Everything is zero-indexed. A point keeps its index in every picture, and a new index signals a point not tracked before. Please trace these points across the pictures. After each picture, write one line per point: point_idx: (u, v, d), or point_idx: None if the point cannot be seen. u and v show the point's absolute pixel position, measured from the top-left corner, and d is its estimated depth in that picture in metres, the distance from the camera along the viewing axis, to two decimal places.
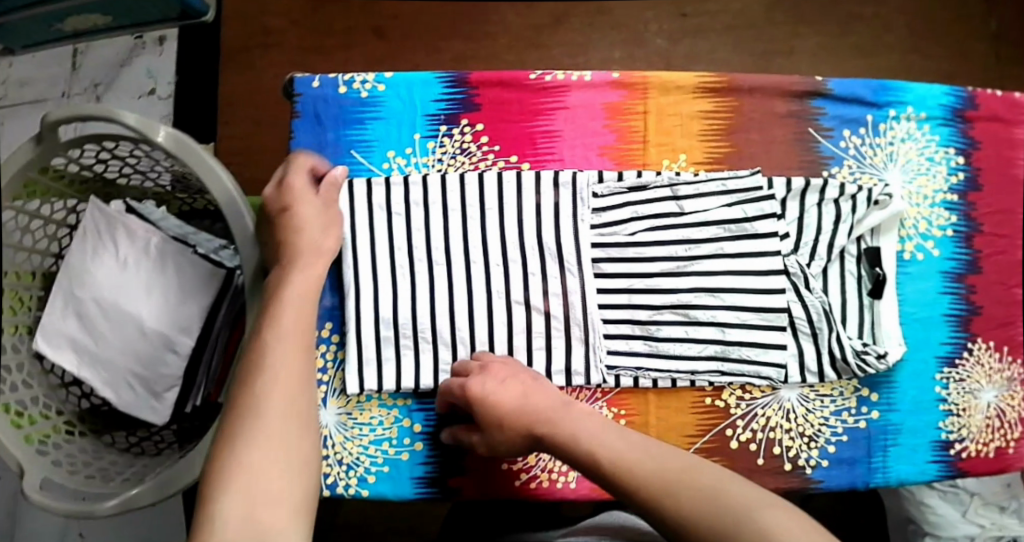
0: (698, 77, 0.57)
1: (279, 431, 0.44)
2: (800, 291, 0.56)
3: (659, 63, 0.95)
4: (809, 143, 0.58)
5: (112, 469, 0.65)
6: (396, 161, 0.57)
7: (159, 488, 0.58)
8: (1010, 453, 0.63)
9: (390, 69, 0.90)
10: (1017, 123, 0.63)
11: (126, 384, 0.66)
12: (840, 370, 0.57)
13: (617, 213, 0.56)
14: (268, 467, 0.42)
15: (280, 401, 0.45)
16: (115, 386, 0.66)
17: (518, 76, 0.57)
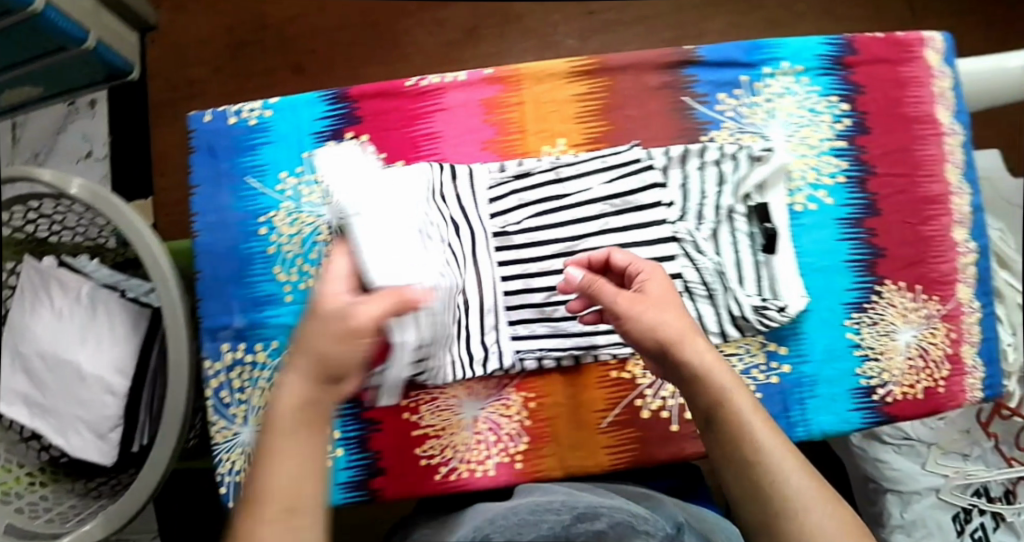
0: (569, 62, 0.59)
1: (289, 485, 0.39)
2: (692, 256, 0.57)
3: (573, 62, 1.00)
4: (686, 111, 0.59)
5: (71, 512, 0.69)
6: (288, 182, 0.59)
7: (107, 522, 0.63)
8: (941, 393, 0.62)
9: None
10: (903, 62, 0.62)
11: (74, 429, 0.68)
12: (742, 327, 0.58)
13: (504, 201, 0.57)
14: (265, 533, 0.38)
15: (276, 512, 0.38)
16: (64, 431, 0.68)
17: (393, 85, 0.59)
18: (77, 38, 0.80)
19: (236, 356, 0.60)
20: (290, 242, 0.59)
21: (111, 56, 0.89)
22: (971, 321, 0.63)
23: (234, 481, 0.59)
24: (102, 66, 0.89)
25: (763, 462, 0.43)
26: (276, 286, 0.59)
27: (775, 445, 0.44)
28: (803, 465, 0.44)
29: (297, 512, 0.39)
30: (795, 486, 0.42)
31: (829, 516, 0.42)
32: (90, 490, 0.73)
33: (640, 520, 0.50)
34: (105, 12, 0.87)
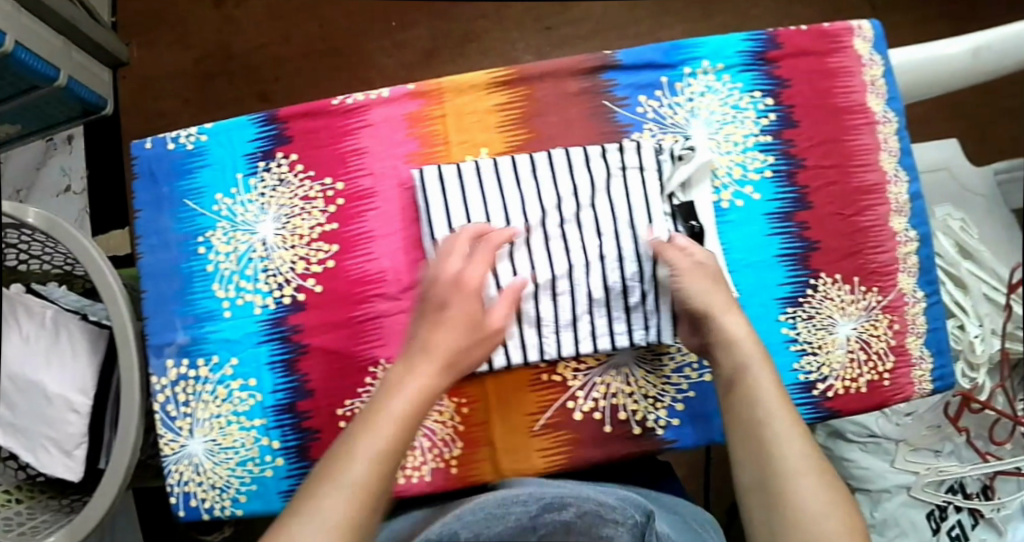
0: (488, 73, 0.60)
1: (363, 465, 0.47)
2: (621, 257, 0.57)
3: None
4: (605, 115, 0.60)
5: (42, 527, 0.67)
6: (224, 203, 0.62)
7: (72, 531, 0.64)
8: (886, 386, 0.61)
9: None
10: (830, 53, 0.61)
11: (42, 447, 0.69)
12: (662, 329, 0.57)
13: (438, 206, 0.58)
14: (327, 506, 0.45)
15: (355, 486, 0.46)
16: (34, 449, 0.69)
17: (320, 104, 0.61)
18: (48, 78, 0.83)
19: (179, 372, 0.61)
20: (227, 260, 0.61)
21: (86, 93, 0.94)
22: (915, 311, 0.62)
23: (183, 491, 0.60)
24: (79, 103, 0.94)
25: (769, 428, 0.50)
26: (215, 303, 0.61)
27: (783, 418, 0.50)
28: (807, 440, 0.50)
29: (357, 502, 0.45)
30: (789, 458, 0.48)
31: (828, 485, 0.47)
32: (65, 506, 0.71)
33: (606, 509, 0.48)
34: (76, 52, 0.91)
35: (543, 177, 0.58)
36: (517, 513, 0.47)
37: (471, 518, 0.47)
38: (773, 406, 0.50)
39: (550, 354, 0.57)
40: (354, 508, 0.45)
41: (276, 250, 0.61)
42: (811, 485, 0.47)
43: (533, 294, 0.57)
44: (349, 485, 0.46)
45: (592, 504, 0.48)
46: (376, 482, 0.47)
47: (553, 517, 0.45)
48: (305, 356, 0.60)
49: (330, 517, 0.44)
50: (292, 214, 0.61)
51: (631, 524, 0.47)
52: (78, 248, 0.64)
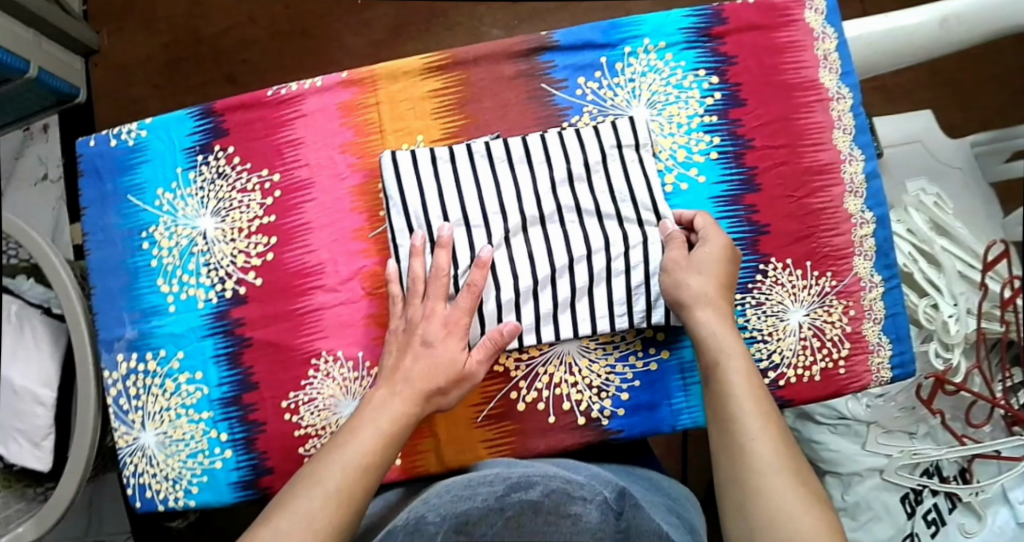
0: (422, 58, 0.59)
1: (340, 472, 0.48)
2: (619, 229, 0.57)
3: None
4: (543, 99, 0.59)
5: (15, 516, 0.69)
6: (165, 197, 0.61)
7: (40, 522, 0.64)
8: (841, 375, 0.59)
9: None
10: (777, 29, 0.60)
11: (13, 440, 0.70)
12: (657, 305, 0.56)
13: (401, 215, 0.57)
14: (301, 509, 0.46)
15: (338, 491, 0.47)
16: (5, 442, 0.70)
17: (256, 95, 0.60)
18: (16, 68, 0.81)
19: (129, 366, 0.61)
20: (170, 255, 0.61)
21: (59, 83, 0.93)
22: (872, 297, 0.59)
23: (138, 483, 0.61)
24: (51, 92, 0.92)
25: (741, 427, 0.48)
26: (160, 297, 0.61)
27: (757, 414, 0.49)
28: (781, 437, 0.48)
29: (333, 512, 0.46)
30: (762, 454, 0.47)
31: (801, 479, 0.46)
32: (40, 495, 0.73)
33: (574, 486, 0.38)
34: (46, 41, 0.89)
35: (503, 166, 0.57)
36: (485, 494, 0.38)
37: (434, 501, 0.40)
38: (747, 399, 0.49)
39: (546, 339, 0.56)
40: (333, 513, 0.46)
41: (217, 243, 0.60)
42: (784, 482, 0.45)
43: (526, 282, 0.56)
44: (325, 493, 0.47)
45: (559, 481, 0.40)
46: (355, 491, 0.48)
47: (519, 496, 0.35)
48: (249, 349, 0.60)
49: (315, 520, 0.46)
50: (231, 207, 0.60)
51: (603, 501, 0.37)
52: (34, 247, 0.65)
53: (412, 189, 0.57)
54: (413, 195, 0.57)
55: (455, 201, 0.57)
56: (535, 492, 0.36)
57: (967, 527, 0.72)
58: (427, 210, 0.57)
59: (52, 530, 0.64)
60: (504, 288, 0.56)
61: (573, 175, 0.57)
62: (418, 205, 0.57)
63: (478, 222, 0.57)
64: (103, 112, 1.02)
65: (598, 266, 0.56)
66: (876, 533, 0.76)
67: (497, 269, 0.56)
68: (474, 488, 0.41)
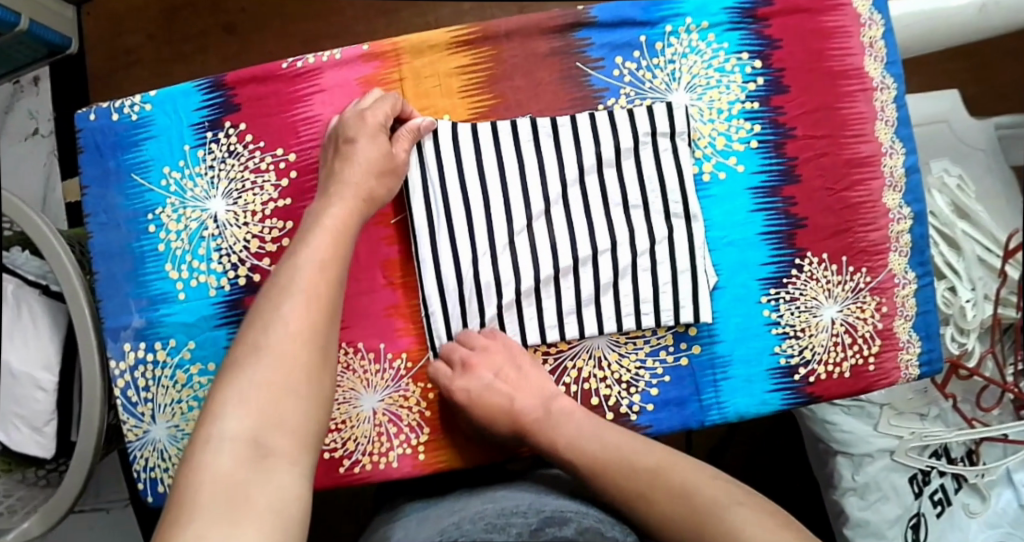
0: (449, 31, 0.55)
1: (309, 279, 0.49)
2: (650, 220, 0.55)
3: (511, 9, 0.98)
4: (579, 79, 0.56)
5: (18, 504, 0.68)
6: (172, 177, 0.58)
7: (44, 516, 0.62)
8: (871, 371, 0.58)
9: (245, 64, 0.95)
10: (824, 10, 0.57)
11: (13, 425, 0.68)
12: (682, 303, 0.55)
13: (423, 211, 0.54)
14: (274, 318, 0.48)
15: (309, 292, 0.49)
16: (5, 427, 0.68)
17: (269, 68, 0.56)
18: (7, 22, 0.73)
19: (137, 356, 0.58)
20: (179, 239, 0.58)
21: (49, 35, 0.85)
22: (905, 294, 0.58)
23: (149, 478, 0.59)
24: (41, 44, 0.85)
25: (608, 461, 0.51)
26: (169, 284, 0.58)
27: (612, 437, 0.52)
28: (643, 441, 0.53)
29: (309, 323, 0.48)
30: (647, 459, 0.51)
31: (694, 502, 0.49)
32: (41, 479, 0.72)
33: (606, 526, 0.40)
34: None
35: (535, 156, 0.55)
36: (519, 525, 0.38)
37: (468, 528, 0.39)
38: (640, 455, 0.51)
39: (573, 334, 0.55)
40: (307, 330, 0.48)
41: (229, 227, 0.57)
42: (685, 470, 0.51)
43: (554, 275, 0.54)
44: (298, 296, 0.48)
45: (592, 521, 0.40)
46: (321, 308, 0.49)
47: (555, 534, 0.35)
48: None
49: (291, 325, 0.48)
50: (243, 189, 0.57)
51: None
52: (29, 226, 0.60)
53: (438, 183, 0.54)
54: (440, 184, 0.54)
55: (483, 192, 0.54)
56: (571, 529, 0.37)
57: (971, 508, 0.73)
58: (450, 198, 0.54)
59: (58, 523, 0.62)
60: (527, 279, 0.54)
61: (605, 163, 0.55)
62: (441, 195, 0.54)
63: (504, 208, 0.54)
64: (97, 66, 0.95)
65: (629, 260, 0.55)
66: (885, 514, 0.73)
67: (517, 260, 0.54)
68: (509, 516, 0.41)
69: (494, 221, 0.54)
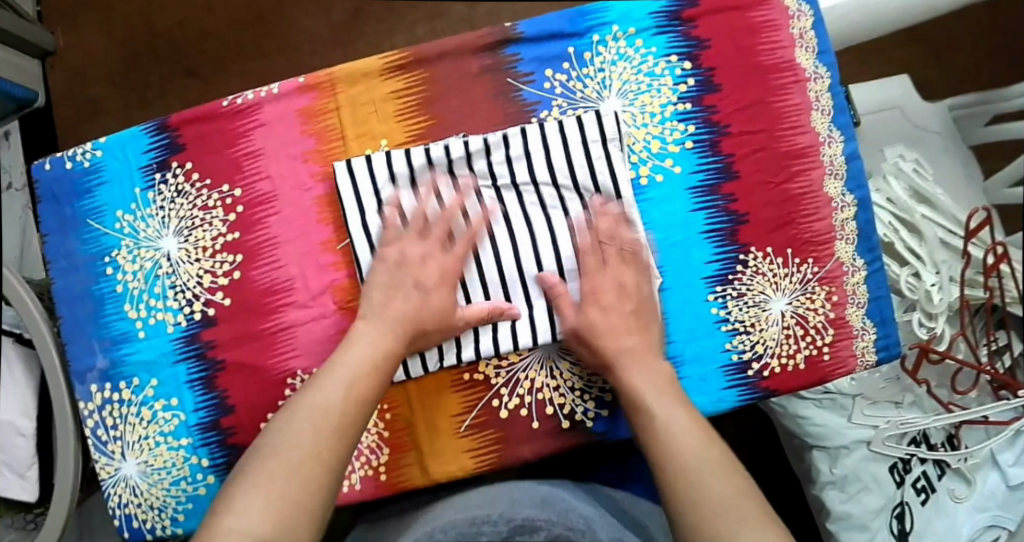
0: (381, 58, 0.57)
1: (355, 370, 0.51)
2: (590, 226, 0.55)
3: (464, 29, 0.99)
4: (511, 94, 0.57)
5: None
6: (125, 220, 0.59)
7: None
8: (825, 361, 0.58)
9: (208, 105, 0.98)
10: (751, 7, 0.58)
11: None
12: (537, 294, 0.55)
13: (362, 238, 0.56)
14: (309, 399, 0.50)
15: (350, 382, 0.51)
16: None
17: (210, 107, 0.58)
18: None
19: (105, 396, 0.59)
20: (136, 279, 0.59)
21: (15, 90, 0.86)
22: (854, 282, 0.58)
23: (123, 513, 0.59)
24: (7, 99, 0.85)
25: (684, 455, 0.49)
26: (129, 324, 0.59)
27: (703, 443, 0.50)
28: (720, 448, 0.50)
29: (334, 430, 0.49)
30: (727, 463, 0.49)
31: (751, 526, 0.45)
32: (30, 522, 0.72)
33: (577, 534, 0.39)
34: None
35: (471, 173, 0.56)
36: (488, 534, 0.40)
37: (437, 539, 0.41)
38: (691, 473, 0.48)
39: (524, 344, 0.55)
40: (330, 437, 0.49)
41: (182, 264, 0.59)
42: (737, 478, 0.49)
43: (501, 285, 0.55)
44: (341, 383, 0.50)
45: (563, 529, 0.40)
46: (353, 418, 0.50)
47: None
48: (223, 372, 0.58)
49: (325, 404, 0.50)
50: (194, 226, 0.58)
51: None
52: None
53: (375, 207, 0.56)
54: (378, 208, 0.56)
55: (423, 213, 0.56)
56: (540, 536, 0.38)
57: (957, 493, 0.72)
58: (390, 222, 0.55)
59: None
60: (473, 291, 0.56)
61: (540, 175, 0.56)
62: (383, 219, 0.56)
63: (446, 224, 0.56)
64: (65, 117, 0.98)
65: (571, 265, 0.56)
66: (867, 505, 0.72)
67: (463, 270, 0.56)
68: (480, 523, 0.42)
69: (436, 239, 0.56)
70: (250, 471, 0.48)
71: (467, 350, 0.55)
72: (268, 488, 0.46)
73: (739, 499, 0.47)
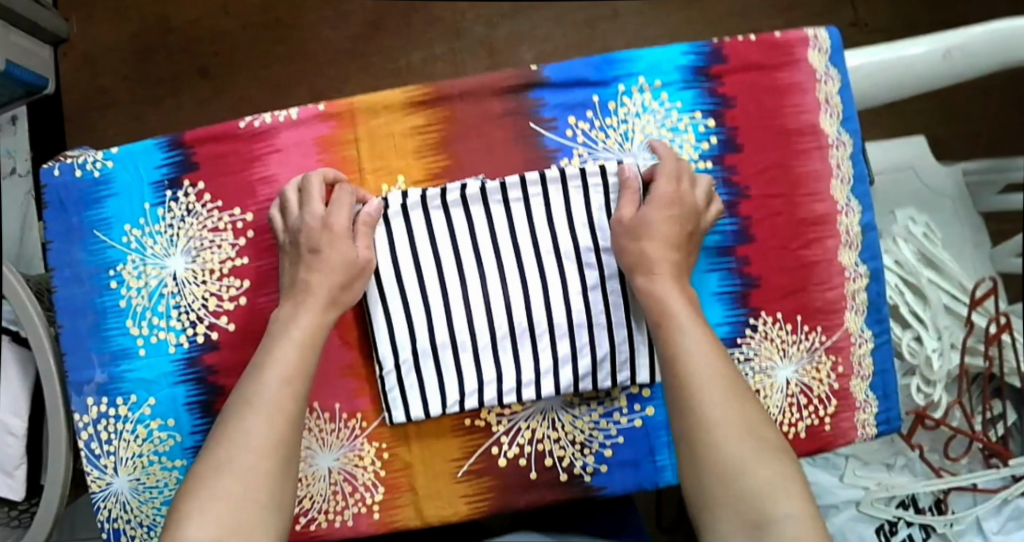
0: (404, 92, 0.56)
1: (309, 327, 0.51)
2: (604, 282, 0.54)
3: (483, 50, 0.98)
4: (532, 139, 0.56)
5: None
6: (133, 234, 0.58)
7: None
8: (827, 431, 0.58)
9: (220, 106, 0.97)
10: (780, 69, 0.57)
11: None
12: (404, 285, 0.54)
13: (376, 298, 0.54)
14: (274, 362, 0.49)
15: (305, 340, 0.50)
16: None
17: (227, 127, 0.57)
18: None
19: (100, 409, 0.58)
20: (139, 295, 0.58)
21: (27, 76, 0.85)
22: (861, 353, 0.58)
23: (111, 528, 0.58)
24: (17, 85, 0.84)
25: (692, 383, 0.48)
26: (130, 339, 0.58)
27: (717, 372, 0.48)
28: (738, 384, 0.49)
29: (279, 423, 0.47)
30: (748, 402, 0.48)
31: (762, 460, 0.45)
32: (13, 519, 0.70)
33: None
34: (14, 32, 0.81)
35: (484, 217, 0.54)
36: None
37: None
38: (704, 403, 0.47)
39: (528, 395, 0.55)
40: (282, 428, 0.47)
41: (188, 284, 0.58)
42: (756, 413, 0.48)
43: (509, 332, 0.54)
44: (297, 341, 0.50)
45: None
46: (291, 405, 0.48)
47: None
48: (222, 396, 0.58)
49: (285, 363, 0.49)
50: (202, 247, 0.57)
51: None
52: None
53: (391, 272, 0.54)
54: (389, 253, 0.54)
55: (436, 268, 0.54)
56: None
57: None
58: (400, 268, 0.54)
59: None
60: (480, 336, 0.54)
61: (559, 224, 0.54)
62: (396, 265, 0.54)
63: (455, 269, 0.54)
64: (74, 106, 0.96)
65: (581, 319, 0.54)
66: None
67: (471, 323, 0.54)
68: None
69: (445, 285, 0.54)
70: (205, 479, 0.44)
71: (470, 397, 0.54)
72: (229, 494, 0.44)
73: (754, 429, 0.47)
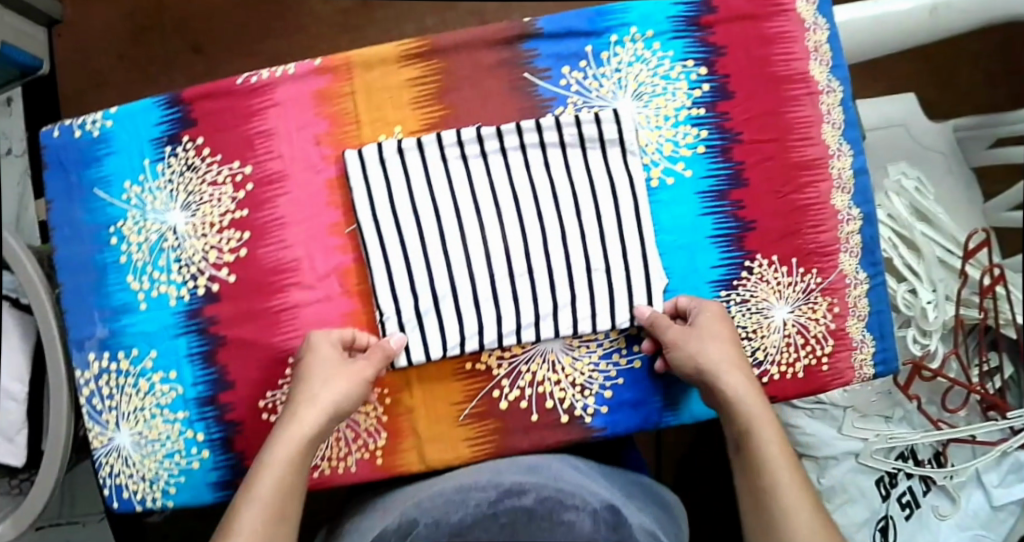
0: (399, 45, 0.57)
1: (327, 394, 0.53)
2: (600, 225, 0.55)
3: (472, 21, 1.00)
4: (526, 89, 0.57)
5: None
6: (132, 191, 0.59)
7: (17, 519, 0.60)
8: (824, 371, 0.58)
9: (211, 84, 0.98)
10: (768, 18, 0.58)
11: None
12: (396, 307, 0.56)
13: (376, 244, 0.55)
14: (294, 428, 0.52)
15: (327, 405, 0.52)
16: None
17: (225, 83, 0.57)
18: None
19: (101, 365, 0.59)
20: (139, 251, 0.59)
21: (23, 57, 0.85)
22: (857, 294, 0.59)
23: (115, 483, 0.59)
24: (14, 65, 0.84)
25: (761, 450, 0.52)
26: (130, 295, 0.59)
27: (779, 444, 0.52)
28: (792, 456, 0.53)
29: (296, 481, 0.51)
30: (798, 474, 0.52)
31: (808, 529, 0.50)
32: (14, 487, 0.69)
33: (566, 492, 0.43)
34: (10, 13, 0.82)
35: (481, 165, 0.55)
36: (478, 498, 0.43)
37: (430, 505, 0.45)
38: (779, 450, 0.52)
39: (527, 338, 0.56)
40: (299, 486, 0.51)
41: (188, 238, 0.58)
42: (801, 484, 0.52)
43: (508, 277, 0.55)
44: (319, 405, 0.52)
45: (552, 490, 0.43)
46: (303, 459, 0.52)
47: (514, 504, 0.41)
48: (223, 347, 0.58)
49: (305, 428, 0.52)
50: (202, 201, 0.58)
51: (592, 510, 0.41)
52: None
53: (391, 222, 0.55)
54: (388, 202, 0.55)
55: (434, 216, 0.55)
56: (528, 499, 0.41)
57: (941, 510, 0.72)
58: (399, 215, 0.55)
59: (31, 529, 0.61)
60: (480, 283, 0.55)
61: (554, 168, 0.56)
62: (398, 214, 0.55)
63: (453, 216, 0.55)
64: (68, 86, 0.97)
65: (579, 263, 0.55)
66: (852, 517, 0.72)
67: (469, 269, 0.55)
68: (481, 521, 0.40)
69: (444, 231, 0.55)
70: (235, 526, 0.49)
71: (471, 341, 0.55)
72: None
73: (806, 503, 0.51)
